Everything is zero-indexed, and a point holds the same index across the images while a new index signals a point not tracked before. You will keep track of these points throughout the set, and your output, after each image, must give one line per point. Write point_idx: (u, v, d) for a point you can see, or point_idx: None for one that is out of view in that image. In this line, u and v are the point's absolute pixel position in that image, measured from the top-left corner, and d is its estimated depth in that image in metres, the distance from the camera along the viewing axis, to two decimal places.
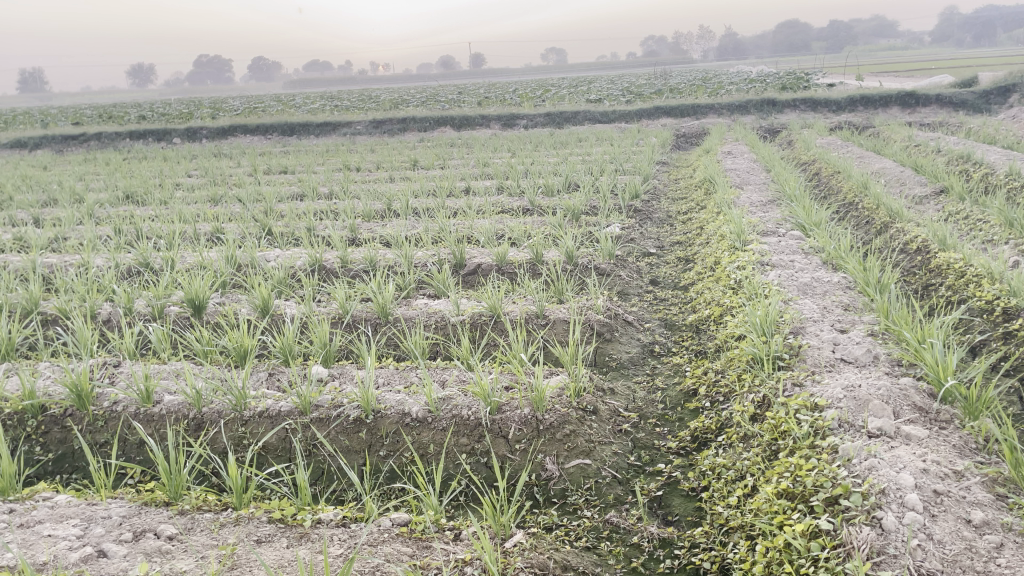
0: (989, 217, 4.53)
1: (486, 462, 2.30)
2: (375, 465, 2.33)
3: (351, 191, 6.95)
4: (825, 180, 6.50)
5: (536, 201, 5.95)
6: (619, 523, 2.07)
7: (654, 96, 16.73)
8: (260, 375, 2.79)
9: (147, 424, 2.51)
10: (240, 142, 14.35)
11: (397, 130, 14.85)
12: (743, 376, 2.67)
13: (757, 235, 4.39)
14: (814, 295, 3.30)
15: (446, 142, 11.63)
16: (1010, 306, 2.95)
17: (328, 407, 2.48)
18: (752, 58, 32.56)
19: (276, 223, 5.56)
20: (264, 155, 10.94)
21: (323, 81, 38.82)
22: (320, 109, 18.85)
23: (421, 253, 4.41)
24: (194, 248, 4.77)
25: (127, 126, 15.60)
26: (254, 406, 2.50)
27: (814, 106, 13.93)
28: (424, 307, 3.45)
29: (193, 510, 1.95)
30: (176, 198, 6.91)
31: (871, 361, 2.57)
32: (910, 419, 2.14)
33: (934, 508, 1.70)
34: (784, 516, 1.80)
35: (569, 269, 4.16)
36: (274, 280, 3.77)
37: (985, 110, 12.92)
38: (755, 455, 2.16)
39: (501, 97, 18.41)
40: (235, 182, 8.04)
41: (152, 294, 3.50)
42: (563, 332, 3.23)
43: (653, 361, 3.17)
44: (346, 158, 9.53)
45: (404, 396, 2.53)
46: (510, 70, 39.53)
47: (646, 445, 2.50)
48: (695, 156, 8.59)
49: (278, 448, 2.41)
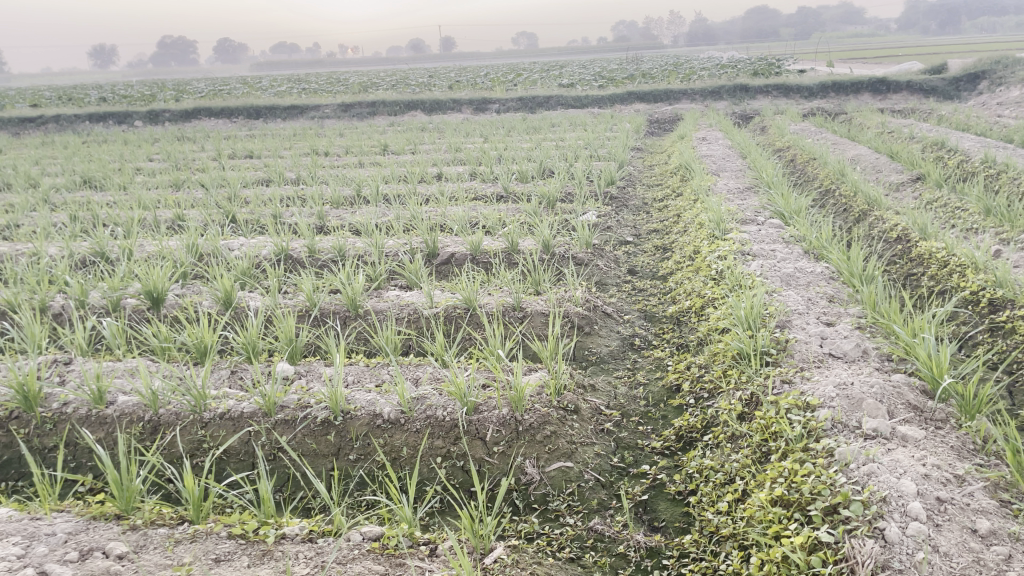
0: (967, 205, 4.49)
1: (463, 466, 2.18)
2: (345, 470, 2.19)
3: (319, 176, 6.74)
4: (800, 168, 6.44)
5: (510, 187, 5.81)
6: (604, 531, 1.96)
7: (627, 81, 16.65)
8: (221, 373, 2.65)
9: (100, 426, 2.35)
10: (205, 125, 13.98)
11: (367, 114, 14.60)
12: (729, 372, 2.57)
13: (736, 223, 4.30)
14: (797, 285, 3.22)
15: (417, 126, 11.42)
16: (996, 297, 2.89)
17: (294, 408, 2.35)
18: (722, 44, 32.56)
19: (240, 210, 5.37)
20: (230, 138, 10.64)
21: (289, 63, 38.02)
22: (288, 92, 18.49)
23: (393, 242, 4.26)
24: (154, 237, 4.56)
25: (86, 108, 15.14)
26: (214, 407, 2.36)
27: (786, 92, 13.87)
28: (396, 299, 3.31)
29: (146, 526, 1.81)
30: (136, 183, 6.66)
31: (861, 356, 2.48)
32: (905, 419, 2.05)
33: (938, 517, 1.61)
34: (780, 526, 1.70)
35: (546, 260, 4.03)
36: (238, 271, 3.59)
37: (955, 96, 12.97)
38: (745, 457, 2.07)
39: (473, 81, 18.18)
40: (198, 166, 7.78)
41: (106, 285, 3.31)
42: (540, 326, 3.11)
43: (633, 355, 3.07)
44: (315, 142, 9.31)
45: (376, 396, 2.40)
46: (481, 53, 39.11)
47: (629, 446, 2.39)
48: (669, 142, 8.49)
49: (240, 453, 2.26)
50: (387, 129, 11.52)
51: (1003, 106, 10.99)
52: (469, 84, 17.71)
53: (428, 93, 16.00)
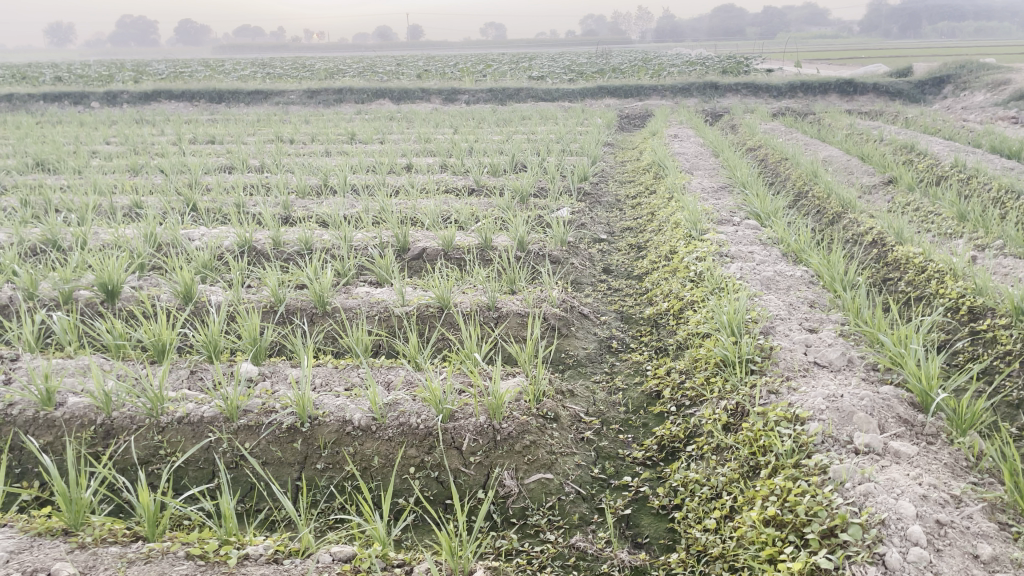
0: (940, 210, 4.48)
1: (438, 477, 2.07)
2: (312, 480, 2.07)
3: (284, 164, 6.56)
4: (772, 167, 6.42)
5: (481, 181, 5.69)
6: (586, 549, 1.87)
7: (597, 75, 16.62)
8: (180, 373, 2.50)
9: (47, 430, 2.19)
10: (165, 108, 13.59)
11: (333, 102, 14.35)
12: (712, 380, 2.49)
13: (713, 223, 4.23)
14: (778, 290, 3.15)
15: (384, 115, 11.21)
16: (976, 305, 2.85)
17: (257, 413, 2.22)
18: (689, 40, 32.69)
19: (202, 198, 5.17)
20: (191, 122, 10.35)
21: (252, 47, 37.21)
22: (252, 76, 18.12)
23: (362, 235, 4.11)
24: (109, 225, 4.35)
25: (41, 88, 14.63)
26: (172, 411, 2.22)
27: (755, 91, 13.94)
28: (366, 296, 3.17)
29: (96, 544, 1.67)
30: (92, 167, 6.40)
31: (847, 365, 2.43)
32: (897, 433, 1.99)
33: (938, 541, 1.54)
34: (775, 548, 1.63)
35: (521, 258, 3.92)
36: (198, 263, 3.43)
37: (920, 100, 13.13)
38: (732, 471, 1.99)
39: (442, 70, 17.99)
40: (158, 151, 7.52)
41: (58, 276, 3.13)
42: (517, 328, 3.01)
43: (611, 358, 2.98)
44: (279, 129, 9.08)
45: (345, 401, 2.28)
46: (449, 43, 38.72)
47: (610, 456, 2.30)
48: (641, 138, 8.43)
49: (199, 461, 2.12)
50: (354, 118, 11.28)
51: (967, 111, 11.14)
52: (437, 74, 17.52)
53: (396, 82, 15.79)
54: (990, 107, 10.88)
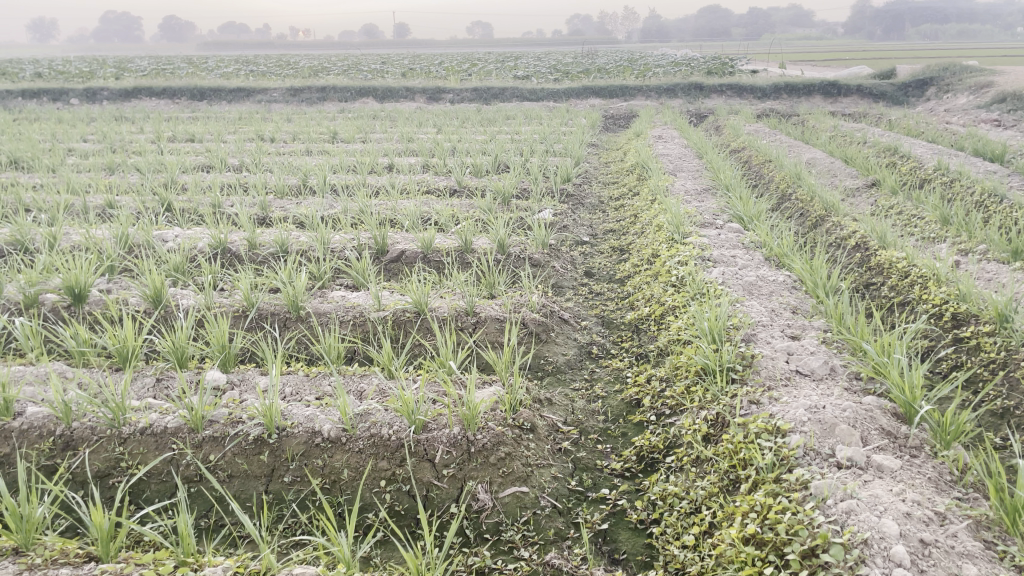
0: (924, 213, 4.45)
1: (409, 491, 2.01)
2: (279, 494, 2.00)
3: (264, 163, 6.46)
4: (757, 168, 6.39)
5: (463, 182, 5.62)
6: (561, 566, 1.80)
7: (582, 74, 16.61)
8: (144, 381, 2.42)
9: (4, 440, 2.09)
10: (145, 106, 13.41)
11: (316, 100, 14.23)
12: (692, 389, 2.44)
13: (695, 226, 4.18)
14: (760, 295, 3.11)
15: (368, 114, 11.10)
16: (959, 311, 2.81)
17: (224, 424, 2.15)
18: (675, 40, 32.76)
19: (177, 198, 5.07)
20: (171, 120, 10.24)
21: (235, 44, 37.04)
22: (234, 73, 18.02)
23: (339, 237, 4.04)
24: (80, 225, 4.25)
25: (21, 84, 14.42)
26: (135, 421, 2.14)
27: (739, 92, 13.96)
28: (341, 301, 3.10)
29: (46, 566, 1.59)
30: (67, 166, 6.27)
31: (829, 374, 2.38)
32: (880, 446, 1.94)
33: (922, 562, 1.49)
34: (754, 568, 1.58)
35: (501, 260, 3.86)
36: (170, 266, 3.35)
37: (904, 102, 13.15)
38: (711, 485, 1.94)
39: (426, 68, 17.91)
40: (135, 150, 7.39)
41: (24, 279, 3.04)
42: (495, 334, 2.95)
43: (591, 365, 2.92)
44: (261, 126, 8.97)
45: (315, 411, 2.21)
46: (435, 40, 38.50)
47: (588, 467, 2.24)
48: (625, 138, 8.39)
49: (161, 474, 2.05)
50: (337, 116, 11.18)
51: (950, 114, 11.18)
52: (423, 72, 17.43)
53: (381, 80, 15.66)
54: (973, 109, 10.91)
